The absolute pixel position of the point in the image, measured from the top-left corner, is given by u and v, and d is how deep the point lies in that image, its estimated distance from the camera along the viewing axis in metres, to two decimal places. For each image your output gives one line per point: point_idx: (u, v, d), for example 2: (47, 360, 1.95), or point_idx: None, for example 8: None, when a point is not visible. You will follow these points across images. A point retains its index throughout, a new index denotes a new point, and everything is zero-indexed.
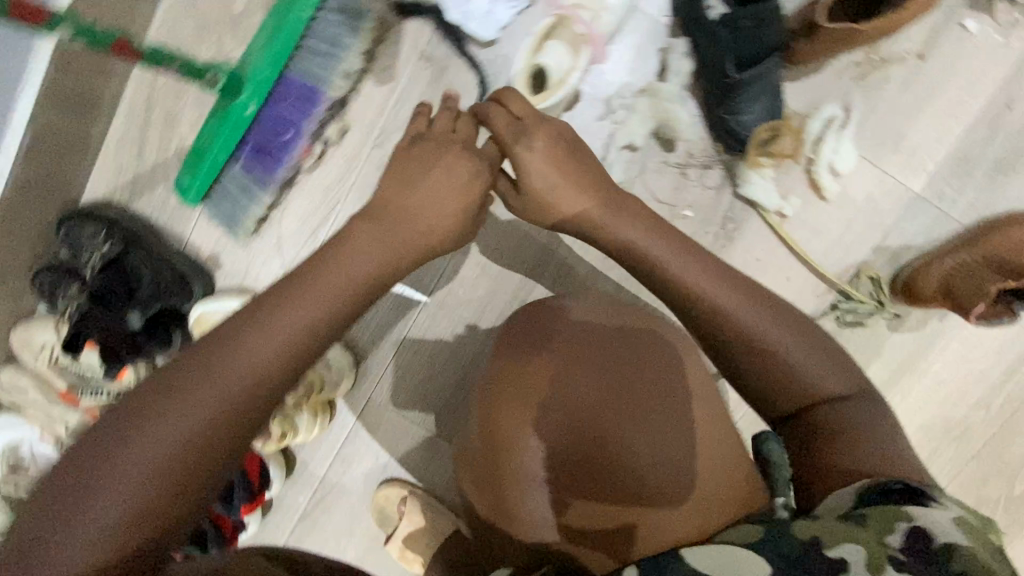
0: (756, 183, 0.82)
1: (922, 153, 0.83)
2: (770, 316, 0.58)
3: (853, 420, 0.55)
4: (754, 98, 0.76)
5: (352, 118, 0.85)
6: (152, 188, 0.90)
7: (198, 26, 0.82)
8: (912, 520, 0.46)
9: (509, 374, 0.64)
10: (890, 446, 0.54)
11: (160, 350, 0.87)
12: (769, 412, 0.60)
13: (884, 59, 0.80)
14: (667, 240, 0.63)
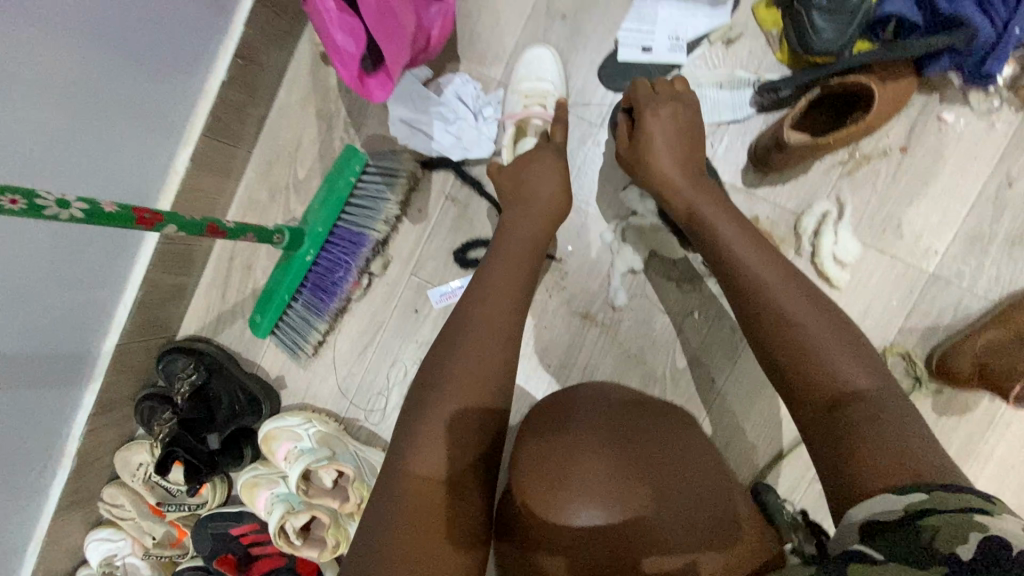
0: None
1: (928, 235, 0.86)
2: (801, 297, 0.57)
3: (881, 410, 0.49)
4: None
5: (393, 253, 0.99)
6: (232, 323, 1.06)
7: (272, 193, 1.02)
8: (984, 530, 0.37)
9: (532, 459, 0.58)
10: (920, 438, 0.47)
11: (233, 463, 1.01)
12: (805, 399, 0.53)
13: (867, 155, 0.86)
14: (739, 225, 0.67)
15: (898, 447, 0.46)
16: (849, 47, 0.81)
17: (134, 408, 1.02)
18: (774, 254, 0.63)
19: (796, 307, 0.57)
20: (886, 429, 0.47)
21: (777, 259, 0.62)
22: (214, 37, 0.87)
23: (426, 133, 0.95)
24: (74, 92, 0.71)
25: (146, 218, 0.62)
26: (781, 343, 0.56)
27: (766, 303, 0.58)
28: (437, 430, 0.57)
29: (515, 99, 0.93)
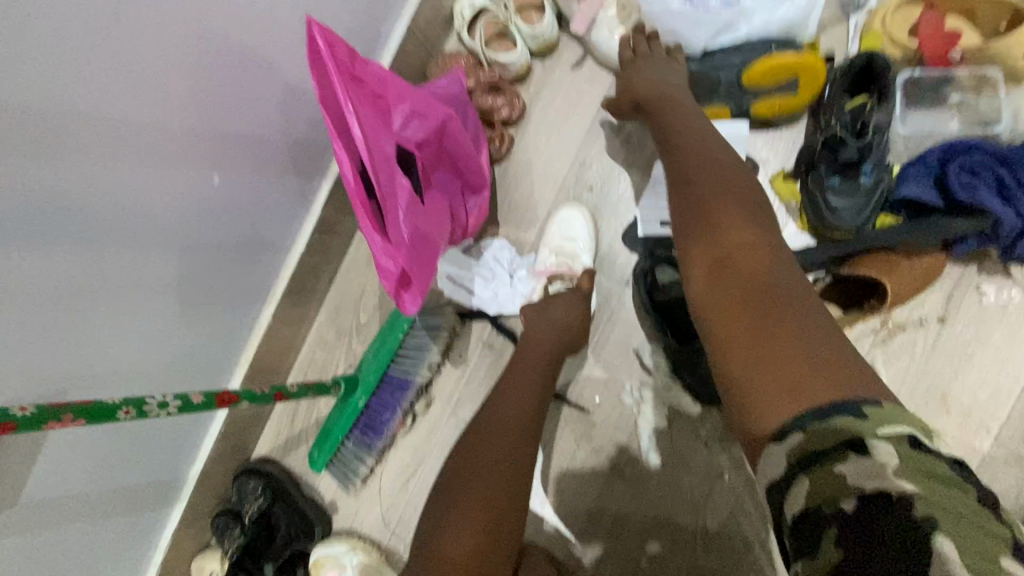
0: None
1: (978, 412, 0.81)
2: (724, 177, 0.61)
3: (774, 281, 0.51)
4: None
5: (435, 394, 1.09)
6: (297, 448, 1.19)
7: (337, 336, 1.17)
8: (863, 485, 0.37)
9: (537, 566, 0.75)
10: (811, 318, 0.48)
11: None
12: (701, 263, 0.56)
13: (902, 324, 0.84)
14: (687, 135, 0.69)
15: (787, 339, 0.46)
16: (872, 222, 0.82)
17: (212, 518, 1.16)
18: (724, 155, 0.65)
19: (727, 216, 0.57)
20: (796, 341, 0.46)
21: (724, 156, 0.64)
22: (298, 220, 1.04)
23: (465, 289, 1.04)
24: (194, 287, 0.90)
25: (223, 399, 0.76)
26: (717, 248, 0.56)
27: (714, 218, 0.57)
28: (479, 513, 0.65)
29: (547, 255, 1.00)
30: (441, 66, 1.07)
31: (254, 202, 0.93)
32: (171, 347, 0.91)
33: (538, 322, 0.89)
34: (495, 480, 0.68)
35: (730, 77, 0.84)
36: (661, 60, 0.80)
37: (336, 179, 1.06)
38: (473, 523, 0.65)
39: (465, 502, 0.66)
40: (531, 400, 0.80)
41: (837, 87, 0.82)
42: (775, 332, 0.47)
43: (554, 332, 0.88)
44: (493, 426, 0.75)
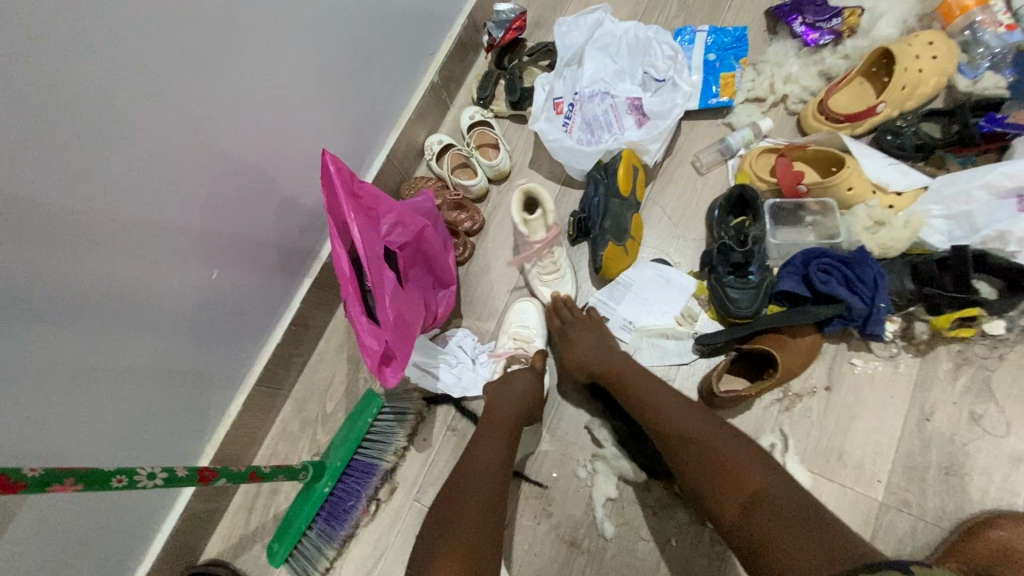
0: None
1: (868, 465, 0.97)
2: (698, 417, 0.78)
3: (776, 496, 0.64)
4: None
5: (399, 480, 1.13)
6: (251, 546, 1.16)
7: (303, 426, 1.22)
8: None
9: None
10: (816, 516, 0.60)
11: None
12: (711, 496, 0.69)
13: (798, 393, 1.03)
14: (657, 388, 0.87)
15: (807, 542, 0.57)
16: (763, 311, 1.03)
17: None
18: (694, 404, 0.82)
19: (708, 450, 0.73)
20: (793, 525, 0.60)
21: (692, 405, 0.81)
22: (279, 312, 1.14)
23: (431, 375, 1.15)
24: (163, 372, 0.94)
25: (205, 475, 0.80)
26: (713, 470, 0.70)
27: (698, 450, 0.74)
28: (458, 565, 0.73)
29: (506, 340, 1.15)
30: (413, 187, 1.28)
31: (240, 296, 1.03)
32: (131, 433, 0.93)
33: (501, 400, 1.01)
34: (472, 537, 0.77)
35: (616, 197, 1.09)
36: (593, 322, 1.06)
37: (316, 277, 1.19)
38: (452, 572, 0.72)
39: (444, 558, 0.74)
40: (495, 463, 0.89)
41: (724, 210, 1.08)
42: (800, 543, 0.57)
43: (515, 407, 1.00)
44: (465, 490, 0.84)
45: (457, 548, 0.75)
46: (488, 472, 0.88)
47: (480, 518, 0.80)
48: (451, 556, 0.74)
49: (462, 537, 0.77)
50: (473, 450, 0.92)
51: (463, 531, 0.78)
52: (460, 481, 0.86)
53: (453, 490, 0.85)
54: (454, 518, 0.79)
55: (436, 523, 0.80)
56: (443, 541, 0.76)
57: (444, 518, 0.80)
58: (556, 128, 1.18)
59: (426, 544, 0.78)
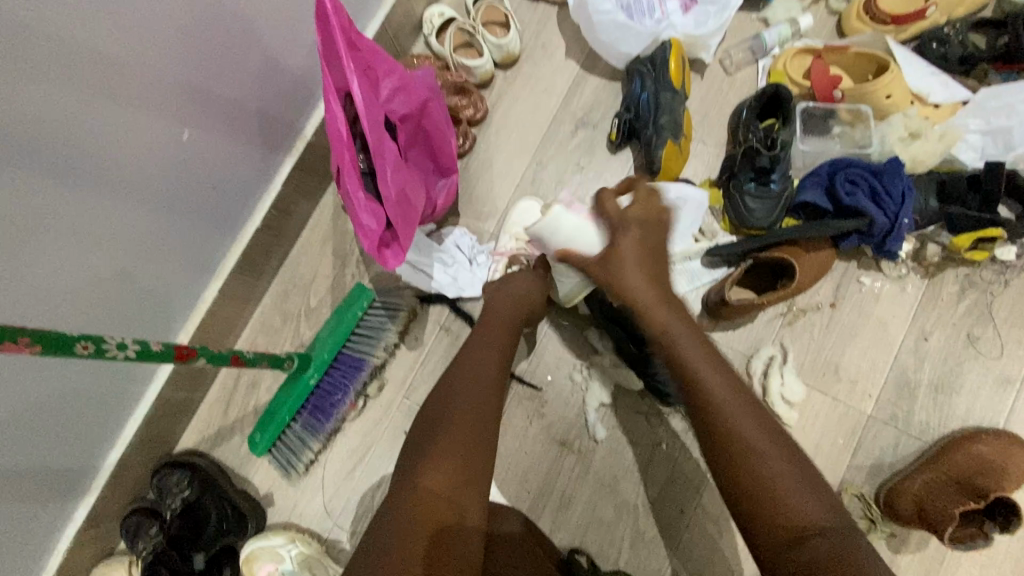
0: None
1: (862, 380, 0.98)
2: (729, 388, 0.67)
3: (839, 542, 0.55)
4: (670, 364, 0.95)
5: (388, 377, 1.09)
6: (230, 437, 1.12)
7: (285, 319, 1.14)
8: None
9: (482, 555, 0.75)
10: (856, 553, 0.54)
11: None
12: (742, 504, 0.61)
13: (802, 308, 1.01)
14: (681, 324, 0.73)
15: None
16: (778, 223, 0.99)
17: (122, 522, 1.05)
18: (715, 357, 0.71)
19: (748, 448, 0.62)
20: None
21: (712, 358, 0.70)
22: (258, 194, 1.03)
23: (425, 273, 1.08)
24: (127, 245, 0.84)
25: (183, 353, 0.73)
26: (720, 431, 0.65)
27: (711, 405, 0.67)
28: (448, 465, 0.69)
29: (507, 239, 1.08)
30: (409, 65, 1.14)
31: (214, 169, 0.92)
32: (94, 308, 0.84)
33: (500, 298, 0.96)
34: (468, 433, 0.73)
35: (670, 92, 1.02)
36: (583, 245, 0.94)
37: (299, 158, 1.06)
38: (439, 468, 0.69)
39: (433, 451, 0.71)
40: (493, 358, 0.85)
41: (752, 112, 1.01)
42: None
43: (516, 307, 0.94)
44: (457, 381, 0.80)
45: (441, 447, 0.71)
46: (485, 366, 0.83)
47: (472, 415, 0.75)
48: (435, 454, 0.70)
49: (443, 431, 0.73)
50: (471, 341, 0.88)
51: (448, 424, 0.74)
52: (455, 375, 0.81)
53: (447, 385, 0.80)
54: (445, 411, 0.76)
55: (424, 418, 0.76)
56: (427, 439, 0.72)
57: (432, 412, 0.76)
58: (598, 8, 1.03)
59: (413, 441, 0.74)
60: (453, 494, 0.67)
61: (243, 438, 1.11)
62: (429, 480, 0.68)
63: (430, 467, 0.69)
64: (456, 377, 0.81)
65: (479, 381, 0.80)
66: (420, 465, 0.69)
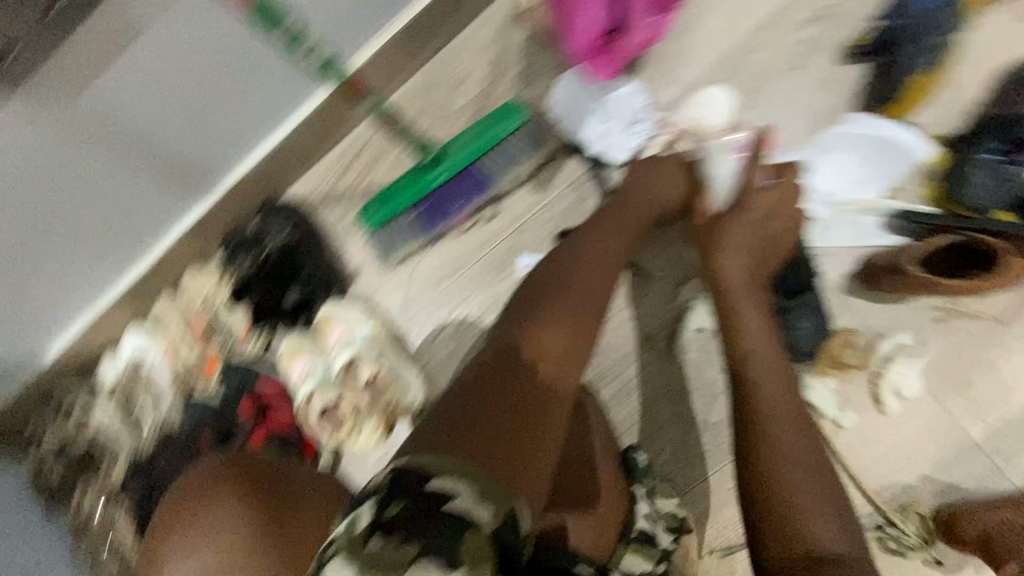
0: (814, 388, 0.92)
1: (985, 406, 0.90)
2: (792, 413, 0.70)
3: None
4: (799, 311, 0.88)
5: (503, 209, 1.05)
6: (334, 206, 1.12)
7: (421, 109, 1.08)
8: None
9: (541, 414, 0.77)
10: None
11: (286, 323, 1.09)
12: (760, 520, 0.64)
13: (963, 311, 0.90)
14: (766, 335, 0.77)
15: None
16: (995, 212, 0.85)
17: (224, 241, 1.12)
18: (789, 383, 0.74)
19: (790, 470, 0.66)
20: None
21: (790, 392, 0.73)
22: None
23: (578, 120, 1.00)
24: None
25: None
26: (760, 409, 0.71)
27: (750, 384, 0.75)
28: (560, 318, 0.73)
29: (682, 116, 0.96)
30: None
31: None
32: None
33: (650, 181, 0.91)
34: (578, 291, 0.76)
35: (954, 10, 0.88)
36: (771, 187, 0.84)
37: None
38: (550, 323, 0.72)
39: (551, 302, 0.74)
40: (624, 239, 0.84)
41: None
42: None
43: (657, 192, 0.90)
44: (592, 244, 0.83)
45: (559, 296, 0.75)
46: (622, 241, 0.85)
47: (596, 278, 0.79)
48: (554, 298, 0.75)
49: (565, 285, 0.77)
50: (620, 204, 0.88)
51: (569, 281, 0.77)
52: (592, 238, 0.84)
53: (579, 244, 0.83)
54: (575, 267, 0.79)
55: (553, 269, 0.80)
56: (553, 284, 0.77)
57: (563, 266, 0.79)
58: None
59: (538, 282, 0.78)
60: (553, 346, 0.70)
61: (346, 210, 1.12)
62: (538, 323, 0.71)
63: (543, 309, 0.74)
64: (600, 240, 0.83)
65: (609, 251, 0.82)
66: (536, 307, 0.73)
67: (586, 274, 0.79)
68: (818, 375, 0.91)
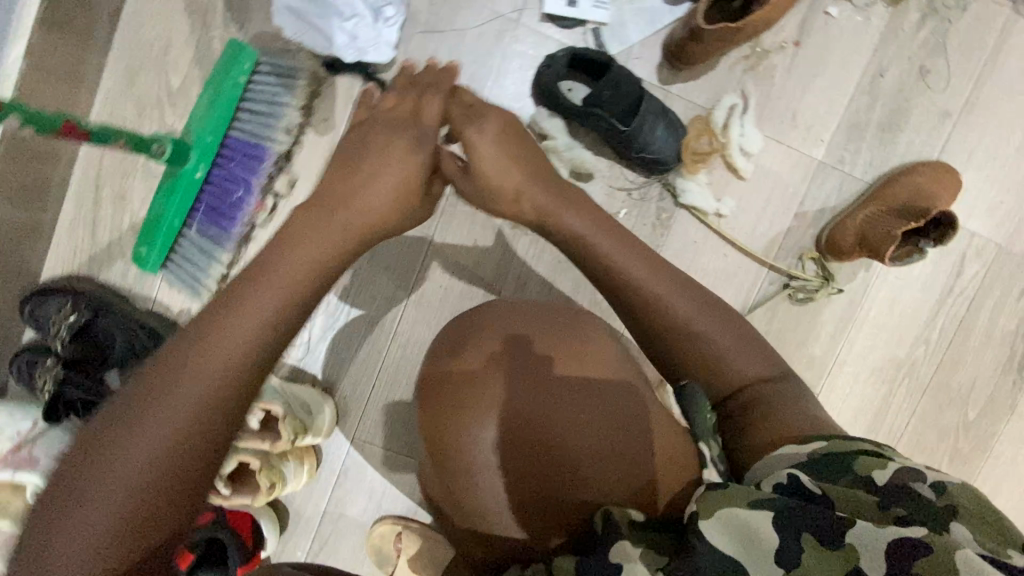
0: (693, 190, 0.92)
1: (817, 125, 0.94)
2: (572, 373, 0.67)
3: None
4: (651, 131, 0.85)
5: (298, 170, 0.89)
6: (111, 264, 0.90)
7: (139, 105, 0.86)
8: None
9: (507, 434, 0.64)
10: None
11: None
12: None
13: (766, 49, 0.91)
14: (619, 240, 0.73)
15: None
16: None
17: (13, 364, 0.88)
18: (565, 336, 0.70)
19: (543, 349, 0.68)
20: None
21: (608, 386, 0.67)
22: None
23: (321, 33, 0.84)
24: None
25: None
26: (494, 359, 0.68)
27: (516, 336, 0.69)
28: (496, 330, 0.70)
29: None
30: None
31: None
32: None
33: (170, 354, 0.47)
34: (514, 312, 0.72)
35: None
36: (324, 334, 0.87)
37: None
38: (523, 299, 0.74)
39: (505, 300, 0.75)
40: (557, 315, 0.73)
41: None
42: None
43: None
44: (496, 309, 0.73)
45: (211, 449, 0.45)
46: (263, 314, 0.51)
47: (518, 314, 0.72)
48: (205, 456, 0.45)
49: (179, 427, 0.44)
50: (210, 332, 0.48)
51: (181, 432, 0.44)
52: (229, 334, 0.49)
53: (183, 347, 0.48)
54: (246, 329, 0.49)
55: (176, 366, 0.46)
56: (160, 422, 0.44)
57: (185, 366, 0.46)
58: None
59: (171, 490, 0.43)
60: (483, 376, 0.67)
61: (127, 263, 0.91)
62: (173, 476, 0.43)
63: (199, 458, 0.44)
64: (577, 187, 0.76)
65: (234, 391, 0.47)
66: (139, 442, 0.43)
67: (198, 403, 0.45)
68: (694, 174, 0.92)
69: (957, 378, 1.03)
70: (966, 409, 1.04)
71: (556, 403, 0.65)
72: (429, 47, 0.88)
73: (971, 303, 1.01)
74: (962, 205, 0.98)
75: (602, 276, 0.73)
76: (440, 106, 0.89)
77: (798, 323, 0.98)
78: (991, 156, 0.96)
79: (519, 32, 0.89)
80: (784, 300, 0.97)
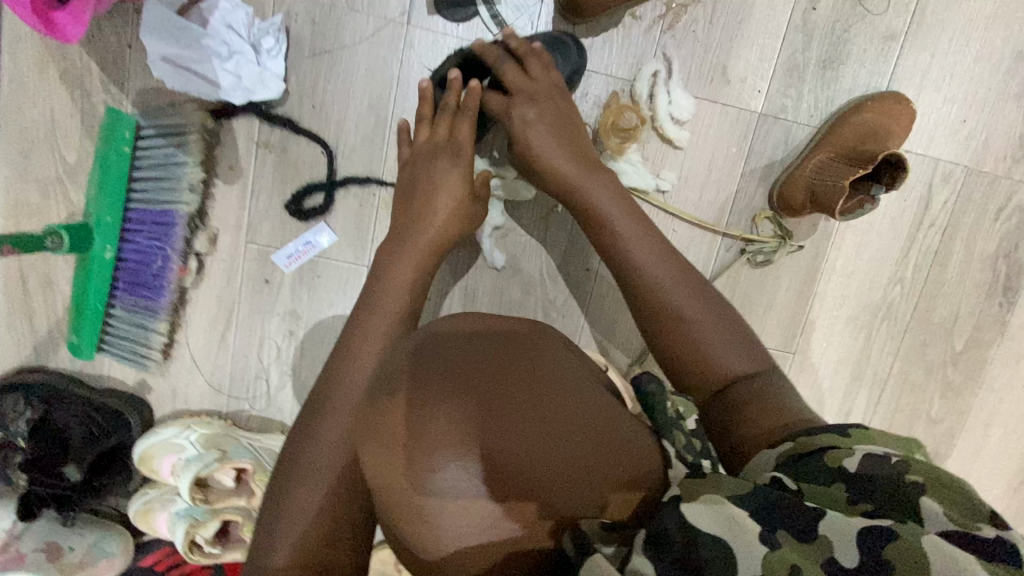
0: (628, 169, 0.86)
1: (751, 76, 0.86)
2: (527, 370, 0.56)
3: None
4: None
5: (217, 224, 0.85)
6: (56, 351, 0.90)
7: (41, 188, 0.83)
8: None
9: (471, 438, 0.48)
10: None
11: (121, 483, 0.91)
12: None
13: (683, 3, 0.84)
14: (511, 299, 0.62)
15: None
16: None
17: None
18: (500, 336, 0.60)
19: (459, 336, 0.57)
20: None
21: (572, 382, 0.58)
22: None
23: (204, 78, 0.78)
24: None
25: None
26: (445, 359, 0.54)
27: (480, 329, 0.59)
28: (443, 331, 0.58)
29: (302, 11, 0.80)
30: None
31: None
32: None
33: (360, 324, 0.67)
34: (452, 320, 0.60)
35: None
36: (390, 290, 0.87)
37: None
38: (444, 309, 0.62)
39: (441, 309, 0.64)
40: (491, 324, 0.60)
41: None
42: None
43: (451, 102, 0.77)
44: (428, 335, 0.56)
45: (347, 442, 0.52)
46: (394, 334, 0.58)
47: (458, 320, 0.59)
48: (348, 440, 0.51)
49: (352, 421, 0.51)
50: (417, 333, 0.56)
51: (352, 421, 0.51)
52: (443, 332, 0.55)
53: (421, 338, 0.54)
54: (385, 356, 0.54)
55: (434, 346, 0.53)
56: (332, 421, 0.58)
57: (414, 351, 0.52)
58: None
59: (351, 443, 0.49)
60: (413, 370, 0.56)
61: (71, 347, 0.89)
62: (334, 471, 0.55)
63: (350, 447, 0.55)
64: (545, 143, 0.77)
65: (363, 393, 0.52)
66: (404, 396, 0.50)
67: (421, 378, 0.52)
68: (625, 154, 0.86)
69: (942, 311, 0.97)
70: (955, 342, 0.99)
71: (530, 416, 0.52)
72: (321, 70, 0.82)
73: (946, 235, 0.94)
74: (920, 133, 0.91)
75: (609, 239, 0.70)
76: (347, 130, 0.84)
77: (762, 286, 0.94)
78: (947, 74, 0.88)
79: (413, 36, 0.82)
80: (744, 265, 0.93)
